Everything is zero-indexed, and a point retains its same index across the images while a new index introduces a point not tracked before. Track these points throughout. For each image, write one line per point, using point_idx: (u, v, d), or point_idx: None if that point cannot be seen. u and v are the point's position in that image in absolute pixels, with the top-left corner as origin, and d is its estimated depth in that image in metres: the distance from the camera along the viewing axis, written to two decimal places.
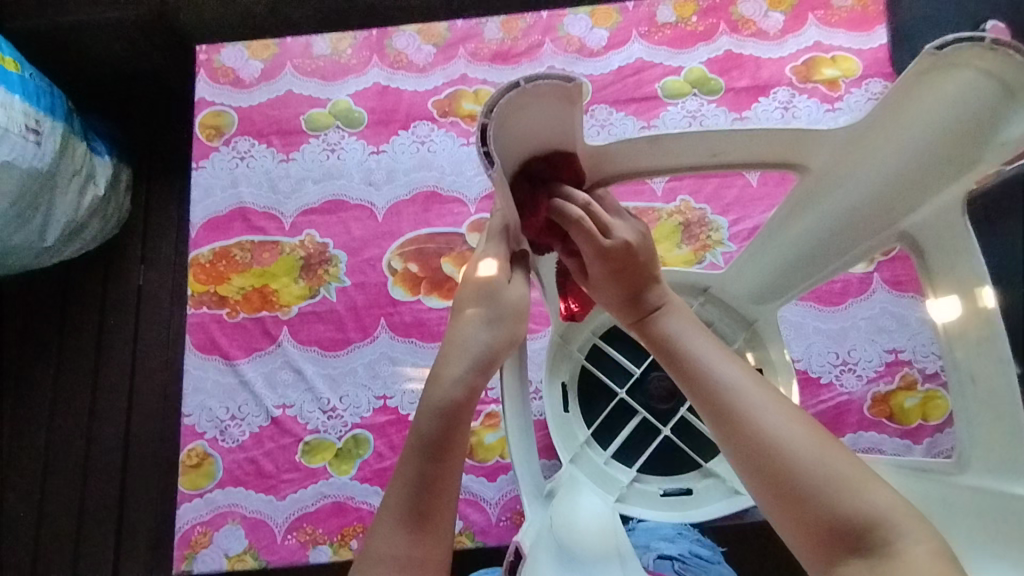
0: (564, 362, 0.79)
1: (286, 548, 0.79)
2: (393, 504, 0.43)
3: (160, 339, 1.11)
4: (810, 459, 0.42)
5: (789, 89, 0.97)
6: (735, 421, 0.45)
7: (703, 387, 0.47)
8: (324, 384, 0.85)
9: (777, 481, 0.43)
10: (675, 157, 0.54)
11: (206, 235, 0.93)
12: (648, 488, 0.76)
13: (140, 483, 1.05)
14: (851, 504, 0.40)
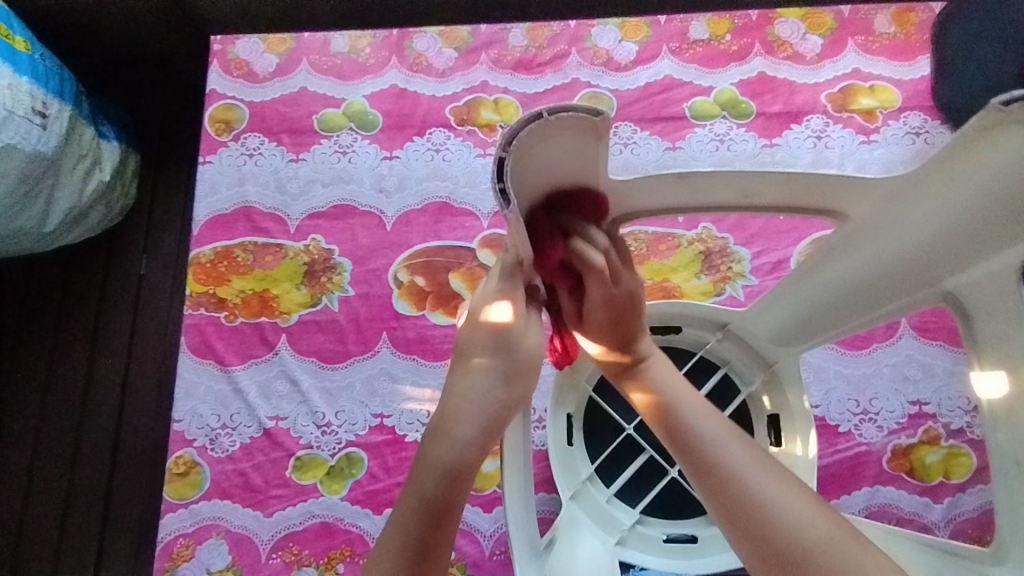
0: (570, 393, 0.76)
1: (270, 567, 0.76)
2: (386, 567, 0.40)
3: (157, 333, 1.08)
4: (794, 516, 0.44)
5: (824, 117, 0.92)
6: (721, 479, 0.46)
7: (693, 448, 0.49)
8: (320, 397, 0.82)
9: (768, 546, 0.43)
10: (707, 194, 0.50)
11: (209, 233, 0.89)
12: (650, 532, 0.72)
13: (126, 482, 1.01)
14: (840, 564, 0.41)
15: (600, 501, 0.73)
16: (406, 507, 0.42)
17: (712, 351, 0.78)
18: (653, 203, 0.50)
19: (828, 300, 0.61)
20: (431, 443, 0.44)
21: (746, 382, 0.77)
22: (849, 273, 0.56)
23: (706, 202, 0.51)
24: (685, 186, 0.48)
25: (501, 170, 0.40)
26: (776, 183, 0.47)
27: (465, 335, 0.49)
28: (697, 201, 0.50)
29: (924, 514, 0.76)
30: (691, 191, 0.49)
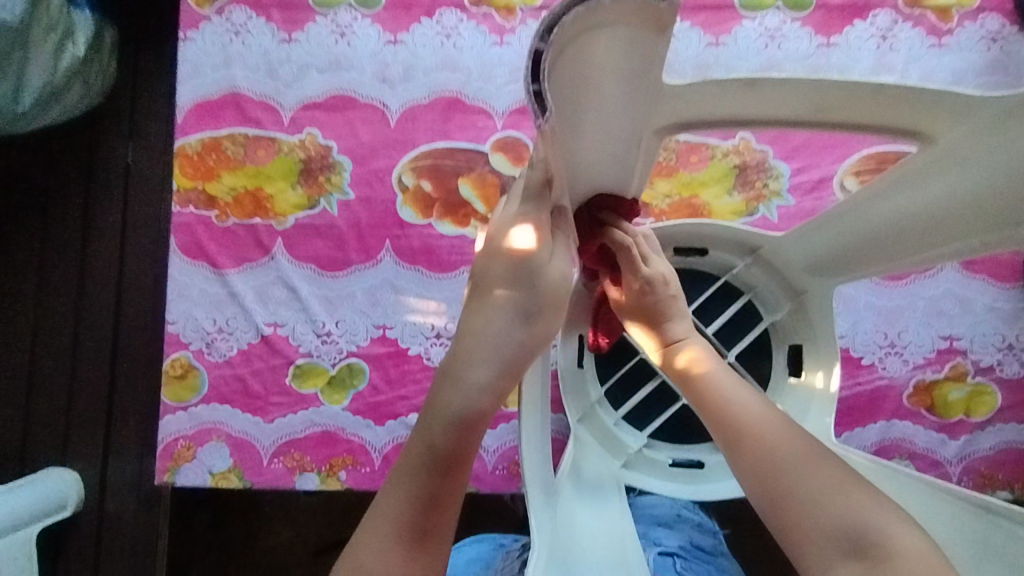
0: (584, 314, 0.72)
1: (272, 472, 0.76)
2: (390, 515, 0.38)
3: (148, 227, 1.02)
4: (797, 449, 0.43)
5: (892, 13, 0.80)
6: (723, 418, 0.46)
7: (699, 390, 0.48)
8: (320, 305, 0.78)
9: (769, 477, 0.42)
10: (770, 105, 0.42)
11: (194, 122, 0.81)
12: (656, 457, 0.70)
13: (126, 378, 1.00)
14: (841, 497, 0.40)
15: (608, 425, 0.70)
16: (412, 456, 0.39)
17: (737, 276, 0.73)
18: (710, 114, 0.43)
19: (889, 228, 0.55)
20: (441, 388, 0.41)
21: (770, 311, 0.72)
22: (921, 200, 0.51)
23: (771, 115, 0.43)
24: (751, 95, 0.41)
25: (538, 68, 0.34)
26: (856, 92, 0.40)
27: (481, 264, 0.43)
28: (756, 111, 0.43)
29: (938, 450, 0.74)
30: (751, 99, 0.41)
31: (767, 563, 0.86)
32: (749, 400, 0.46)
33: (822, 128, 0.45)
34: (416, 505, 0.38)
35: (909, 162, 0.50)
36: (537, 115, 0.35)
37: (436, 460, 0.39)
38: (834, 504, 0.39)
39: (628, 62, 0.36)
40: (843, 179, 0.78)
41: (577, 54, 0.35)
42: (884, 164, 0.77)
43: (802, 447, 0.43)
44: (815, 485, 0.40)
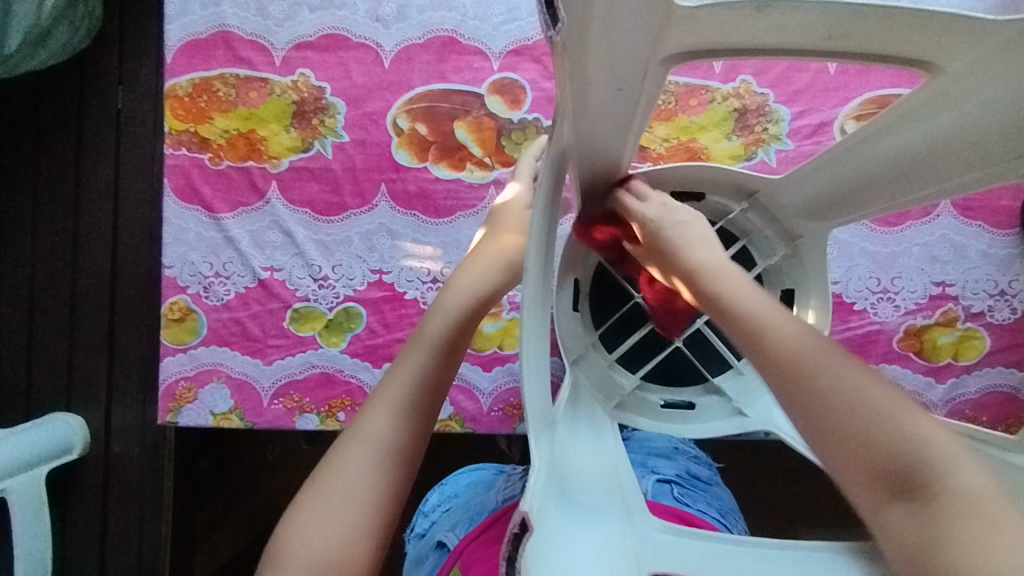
0: (581, 258, 0.73)
1: (272, 412, 0.77)
2: (389, 391, 0.48)
3: (142, 173, 1.01)
4: (848, 382, 0.39)
5: None
6: (766, 349, 0.42)
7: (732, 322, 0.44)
8: (316, 250, 0.78)
9: (816, 412, 0.39)
10: (777, 31, 0.41)
11: (184, 61, 0.79)
12: (648, 398, 0.72)
13: (126, 324, 1.01)
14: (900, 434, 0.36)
15: (603, 366, 0.71)
16: (410, 351, 0.50)
17: (734, 222, 0.73)
18: (715, 41, 0.42)
19: (887, 167, 0.56)
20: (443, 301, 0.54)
21: (765, 257, 0.72)
22: (930, 132, 0.50)
23: (780, 43, 0.43)
24: (758, 22, 0.40)
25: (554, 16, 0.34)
26: (866, 19, 0.39)
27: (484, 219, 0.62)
28: (761, 38, 0.42)
29: (925, 393, 0.76)
30: (758, 25, 0.40)
31: (753, 502, 0.89)
32: (792, 329, 0.42)
33: (830, 56, 0.44)
34: (410, 389, 0.48)
35: (912, 97, 0.49)
36: (548, 27, 0.35)
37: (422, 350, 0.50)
38: (889, 441, 0.36)
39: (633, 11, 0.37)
40: (844, 123, 0.77)
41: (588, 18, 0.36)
42: (886, 108, 0.76)
43: (862, 382, 0.39)
44: (871, 424, 0.37)
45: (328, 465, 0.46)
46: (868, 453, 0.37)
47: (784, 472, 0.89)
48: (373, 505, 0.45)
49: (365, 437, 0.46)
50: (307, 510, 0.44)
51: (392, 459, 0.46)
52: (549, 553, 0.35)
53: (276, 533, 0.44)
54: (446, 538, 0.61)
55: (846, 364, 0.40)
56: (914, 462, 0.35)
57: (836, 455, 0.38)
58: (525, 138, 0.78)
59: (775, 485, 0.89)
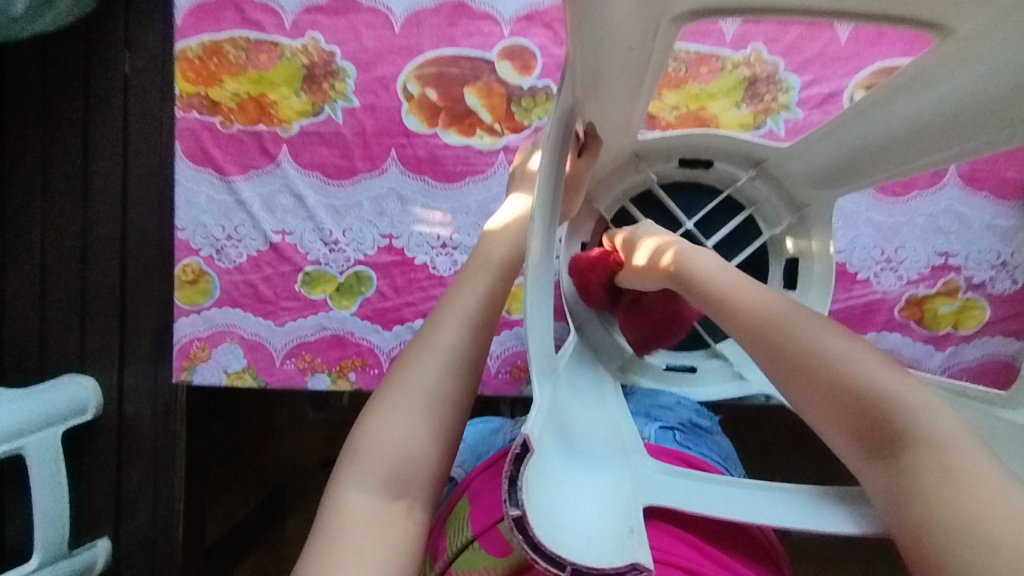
0: (586, 222, 0.75)
1: (284, 372, 0.79)
2: (456, 302, 0.50)
3: (150, 140, 1.02)
4: (816, 342, 0.43)
5: None
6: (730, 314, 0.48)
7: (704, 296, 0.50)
8: (327, 214, 0.79)
9: (794, 387, 0.44)
10: None
11: (193, 24, 0.79)
12: (653, 362, 0.73)
13: (137, 287, 1.02)
14: (874, 386, 0.40)
15: (606, 330, 0.72)
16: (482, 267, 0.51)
17: (740, 190, 0.74)
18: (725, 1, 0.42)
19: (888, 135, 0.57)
20: (484, 242, 0.53)
21: (770, 225, 0.74)
22: (935, 100, 0.51)
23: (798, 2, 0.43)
24: None
25: None
26: None
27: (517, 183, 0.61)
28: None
29: (924, 360, 0.77)
30: None
31: (752, 466, 0.92)
32: (756, 296, 0.48)
33: (839, 16, 0.44)
34: (477, 304, 0.50)
35: (925, 62, 0.49)
36: None
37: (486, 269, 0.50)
38: (856, 387, 0.41)
39: None
40: (853, 93, 0.77)
41: None
42: None
43: (835, 342, 0.43)
44: (835, 376, 0.41)
45: (400, 371, 0.48)
46: (839, 412, 0.41)
47: (782, 437, 0.91)
48: (444, 410, 0.47)
49: (435, 345, 0.48)
50: (382, 411, 0.46)
51: (462, 368, 0.47)
52: (547, 484, 0.37)
53: (353, 433, 0.47)
54: (455, 474, 0.65)
55: (844, 344, 0.43)
56: (881, 406, 0.40)
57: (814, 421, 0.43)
58: (535, 105, 0.78)
59: (772, 451, 0.92)
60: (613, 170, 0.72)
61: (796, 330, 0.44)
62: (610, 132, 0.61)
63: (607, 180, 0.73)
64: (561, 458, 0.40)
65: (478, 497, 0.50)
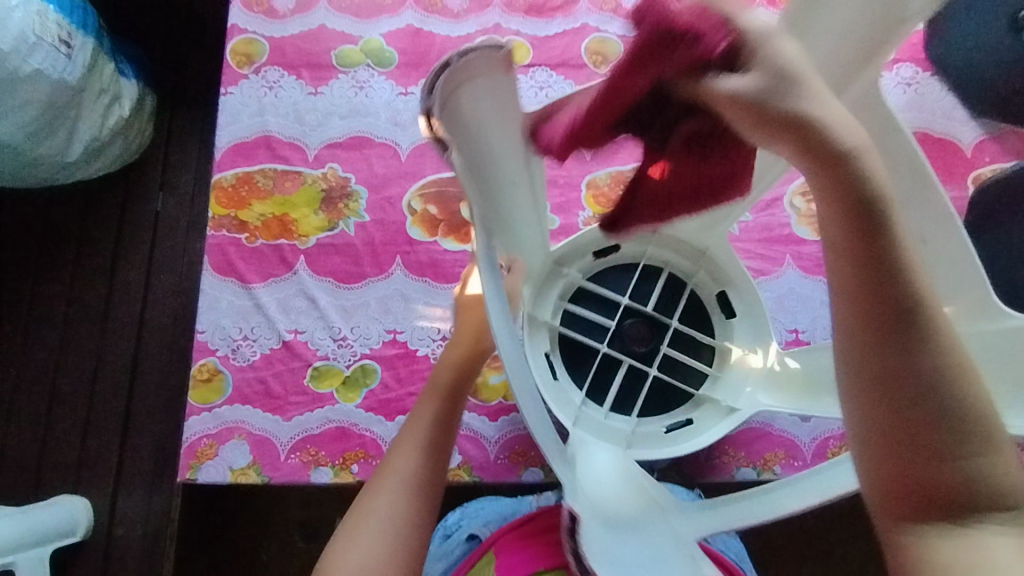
0: (541, 331, 0.80)
1: (289, 466, 0.82)
2: (409, 437, 0.65)
3: (175, 268, 1.15)
4: (942, 374, 0.37)
5: (914, 66, 0.95)
6: (873, 308, 0.37)
7: (854, 265, 0.37)
8: (336, 314, 0.87)
9: (899, 438, 0.38)
10: None
11: (230, 160, 0.93)
12: (651, 429, 0.79)
13: (146, 399, 1.10)
14: (984, 478, 0.38)
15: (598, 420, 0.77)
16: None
17: (653, 255, 0.83)
18: None
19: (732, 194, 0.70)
20: None
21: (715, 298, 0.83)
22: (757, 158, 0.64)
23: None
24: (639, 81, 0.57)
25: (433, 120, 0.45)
26: None
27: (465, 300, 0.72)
28: None
29: None
30: None
31: None
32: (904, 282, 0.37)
33: None
34: (428, 432, 0.65)
35: None
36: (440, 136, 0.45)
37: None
38: (967, 452, 0.38)
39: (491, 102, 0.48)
40: (792, 198, 0.90)
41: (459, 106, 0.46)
42: None
43: (977, 420, 0.38)
44: (951, 422, 0.38)
45: (364, 500, 0.61)
46: (939, 482, 0.38)
47: None
48: (400, 530, 0.59)
49: (394, 473, 0.62)
50: (350, 533, 0.59)
51: (414, 491, 0.61)
52: (605, 551, 0.54)
53: (323, 560, 0.58)
54: (478, 531, 0.78)
55: (967, 382, 0.38)
56: (983, 497, 0.38)
57: (890, 468, 0.39)
58: None
59: None
60: (540, 283, 0.80)
61: (950, 390, 0.38)
62: (522, 237, 0.69)
63: (538, 297, 0.80)
64: (604, 530, 0.56)
65: (503, 553, 0.64)
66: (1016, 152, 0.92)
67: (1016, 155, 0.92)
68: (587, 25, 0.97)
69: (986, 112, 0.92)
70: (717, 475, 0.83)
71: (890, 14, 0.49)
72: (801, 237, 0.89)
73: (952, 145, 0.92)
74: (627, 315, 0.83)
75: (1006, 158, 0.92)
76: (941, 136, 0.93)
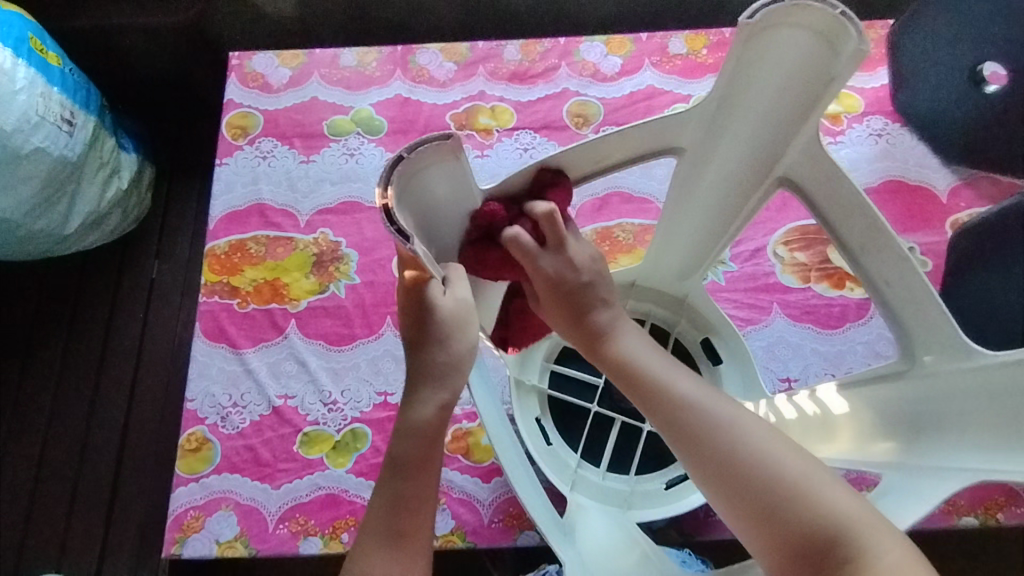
0: (531, 396, 0.80)
1: (277, 537, 0.80)
2: None
3: (168, 335, 1.16)
4: (754, 454, 0.50)
5: (883, 118, 0.99)
6: (688, 441, 0.53)
7: (654, 407, 0.55)
8: (327, 376, 0.87)
9: (758, 523, 0.49)
10: (614, 156, 0.61)
11: (224, 228, 0.95)
12: (651, 487, 0.78)
13: (133, 472, 1.08)
14: (825, 518, 0.47)
15: (597, 480, 0.77)
16: (425, 383, 0.53)
17: (633, 307, 0.83)
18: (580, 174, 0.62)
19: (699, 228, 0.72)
20: None
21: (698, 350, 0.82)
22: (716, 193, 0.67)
23: (658, 144, 0.61)
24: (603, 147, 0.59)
25: (391, 215, 0.46)
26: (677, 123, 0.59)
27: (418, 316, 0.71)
28: (596, 167, 0.62)
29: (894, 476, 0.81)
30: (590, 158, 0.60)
31: None
32: (687, 395, 0.54)
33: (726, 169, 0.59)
34: None
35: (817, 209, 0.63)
36: (402, 240, 0.46)
37: (419, 379, 0.53)
38: (819, 514, 0.47)
39: (447, 185, 0.53)
40: (775, 248, 0.91)
41: (412, 195, 0.50)
42: (807, 235, 0.91)
43: (786, 474, 0.49)
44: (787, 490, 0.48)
45: None
46: (795, 542, 0.47)
47: None
48: None
49: None
50: None
51: None
52: None
53: None
54: None
55: (786, 456, 0.50)
56: (834, 539, 0.46)
57: (764, 541, 0.49)
58: None
59: None
60: (522, 347, 0.80)
61: (778, 472, 0.49)
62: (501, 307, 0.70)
63: (521, 360, 0.80)
64: None
65: None
66: (989, 198, 0.94)
67: (990, 200, 0.94)
68: (568, 89, 1.02)
69: (956, 161, 0.95)
70: (718, 533, 0.80)
71: (817, 77, 0.52)
72: (787, 285, 0.90)
73: (927, 192, 0.95)
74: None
75: (981, 203, 0.94)
76: (917, 183, 0.96)
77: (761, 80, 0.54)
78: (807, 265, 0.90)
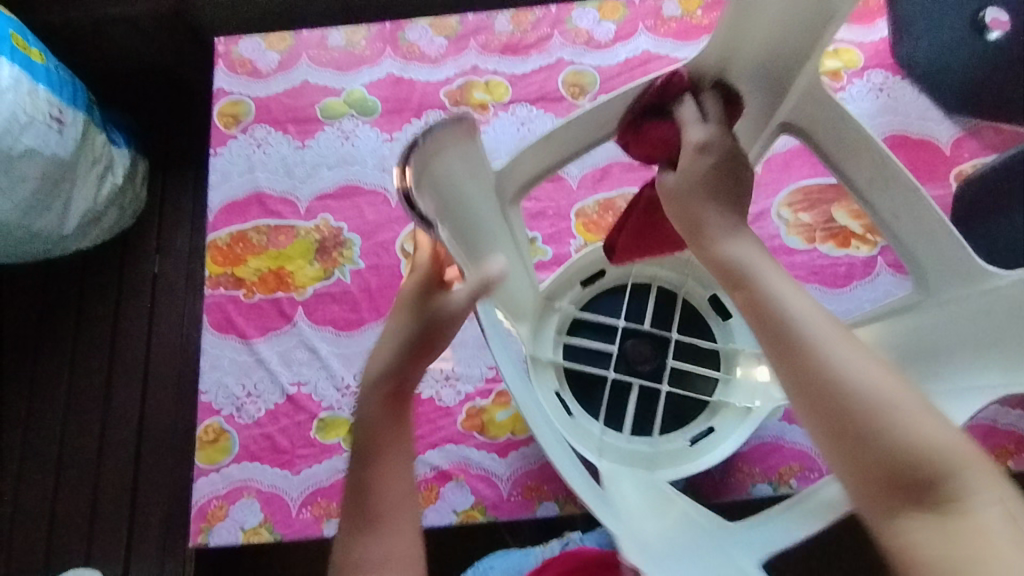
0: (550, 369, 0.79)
1: (301, 522, 0.81)
2: None
3: (174, 329, 1.16)
4: (853, 373, 0.42)
5: (884, 72, 0.97)
6: (792, 349, 0.44)
7: (757, 308, 0.47)
8: (338, 362, 0.87)
9: (842, 439, 0.42)
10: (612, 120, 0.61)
11: (224, 219, 0.95)
12: (677, 445, 0.78)
13: (153, 465, 1.10)
14: (925, 452, 0.40)
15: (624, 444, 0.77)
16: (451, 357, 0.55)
17: (640, 272, 0.83)
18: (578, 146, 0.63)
19: None
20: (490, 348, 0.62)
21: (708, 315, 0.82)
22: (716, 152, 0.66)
23: None
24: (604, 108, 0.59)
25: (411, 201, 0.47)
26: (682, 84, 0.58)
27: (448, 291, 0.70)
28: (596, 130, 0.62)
29: None
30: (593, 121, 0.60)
31: None
32: (794, 296, 0.46)
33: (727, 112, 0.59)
34: None
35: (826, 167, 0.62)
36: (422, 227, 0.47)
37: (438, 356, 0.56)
38: (919, 450, 0.40)
39: (461, 165, 0.54)
40: (779, 210, 0.91)
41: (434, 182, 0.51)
42: (811, 195, 0.91)
43: (906, 407, 0.41)
44: (892, 419, 0.41)
45: None
46: (884, 473, 0.41)
47: None
48: None
49: None
50: None
51: None
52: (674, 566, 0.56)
53: None
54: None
55: (896, 388, 0.42)
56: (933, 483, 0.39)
57: (845, 465, 0.42)
58: None
59: None
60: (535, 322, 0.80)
61: (882, 401, 0.41)
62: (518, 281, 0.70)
63: (535, 335, 0.80)
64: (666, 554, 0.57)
65: None
66: (993, 147, 0.94)
67: (993, 149, 0.94)
68: (562, 58, 1.00)
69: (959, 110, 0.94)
70: (734, 494, 0.82)
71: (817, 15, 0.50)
72: (792, 247, 0.90)
73: (930, 144, 0.95)
74: (628, 336, 0.82)
75: (984, 153, 0.93)
76: (919, 136, 0.95)
77: (751, 36, 0.54)
78: (812, 226, 0.90)
